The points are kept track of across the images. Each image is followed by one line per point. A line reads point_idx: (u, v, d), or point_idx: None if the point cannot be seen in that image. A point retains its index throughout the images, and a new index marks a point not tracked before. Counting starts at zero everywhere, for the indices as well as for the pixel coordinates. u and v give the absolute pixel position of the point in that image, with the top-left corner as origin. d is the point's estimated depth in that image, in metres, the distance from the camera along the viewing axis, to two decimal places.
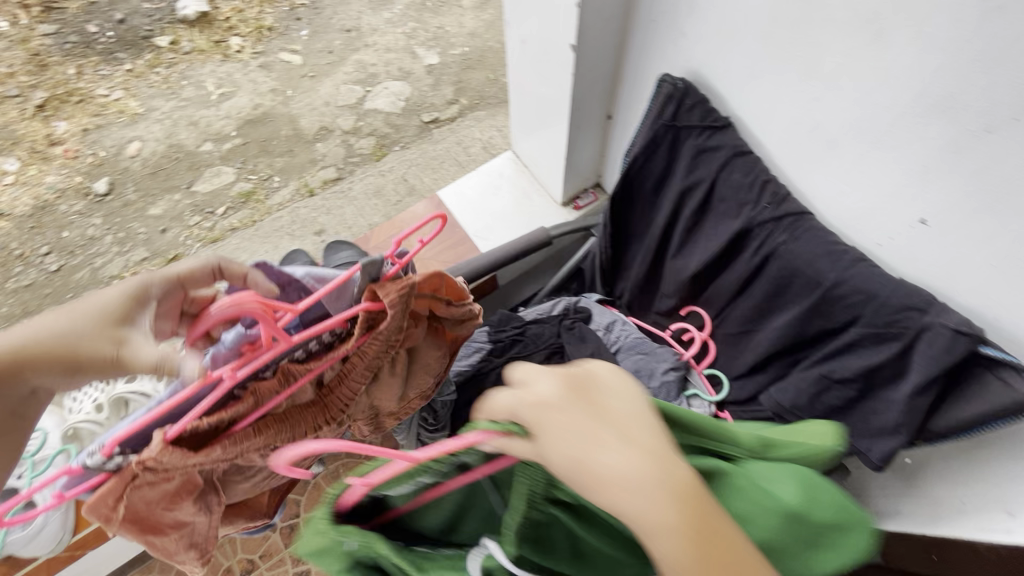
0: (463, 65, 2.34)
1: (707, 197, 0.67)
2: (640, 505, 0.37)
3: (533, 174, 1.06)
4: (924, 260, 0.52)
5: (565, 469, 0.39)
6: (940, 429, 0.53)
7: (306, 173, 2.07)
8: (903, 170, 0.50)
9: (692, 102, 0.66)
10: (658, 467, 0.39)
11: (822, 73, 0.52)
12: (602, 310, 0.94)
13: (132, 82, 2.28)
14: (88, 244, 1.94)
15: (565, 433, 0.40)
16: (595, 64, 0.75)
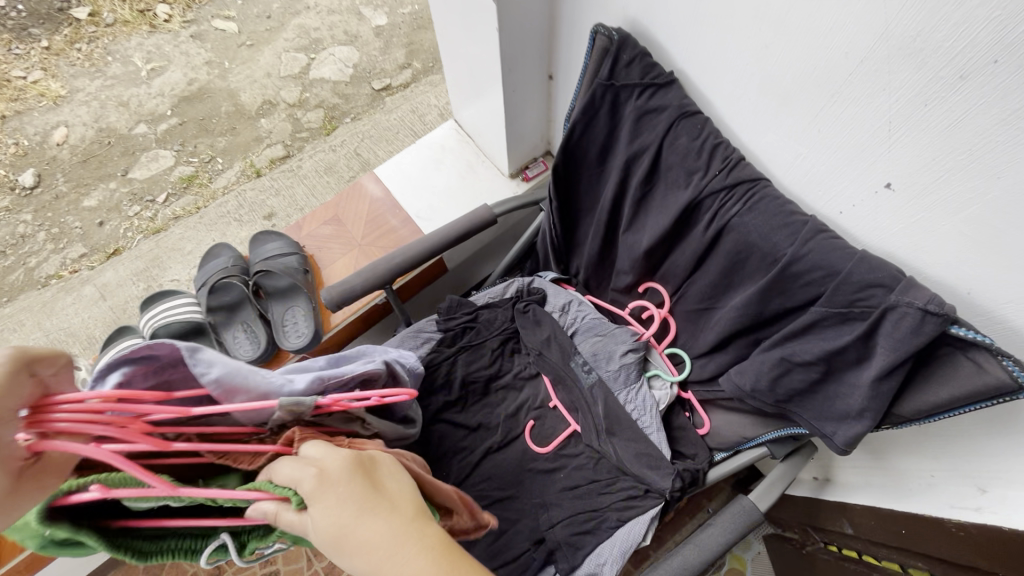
0: (414, 25, 2.18)
1: (654, 165, 0.60)
2: (398, 564, 0.38)
3: (478, 145, 0.97)
4: (889, 229, 0.46)
5: (330, 546, 0.39)
6: (906, 414, 0.49)
7: (251, 152, 1.93)
8: (864, 127, 0.43)
9: (630, 56, 0.57)
10: (411, 532, 0.39)
11: (771, 15, 0.44)
12: (557, 290, 0.88)
13: (51, 61, 2.08)
14: (18, 243, 1.80)
15: (331, 509, 0.39)
16: (524, 17, 0.65)
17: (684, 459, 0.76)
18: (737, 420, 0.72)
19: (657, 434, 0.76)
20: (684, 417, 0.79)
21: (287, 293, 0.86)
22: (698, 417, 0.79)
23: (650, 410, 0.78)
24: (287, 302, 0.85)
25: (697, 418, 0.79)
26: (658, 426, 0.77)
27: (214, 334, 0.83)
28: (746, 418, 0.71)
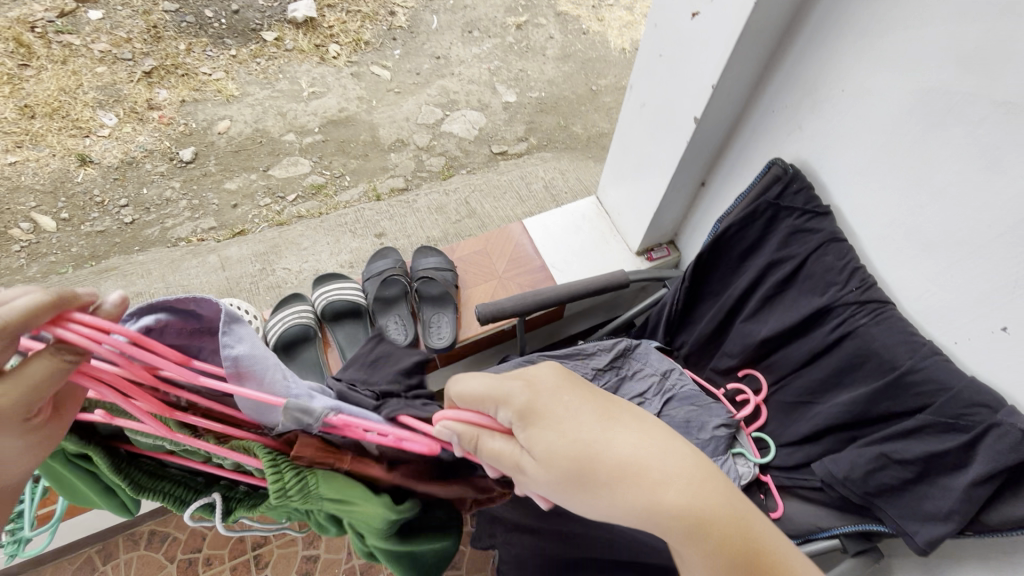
0: (537, 108, 2.47)
1: (795, 271, 0.74)
2: (626, 447, 0.46)
3: (613, 222, 1.14)
4: (999, 365, 0.58)
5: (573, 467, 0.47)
6: (993, 522, 0.58)
7: (375, 178, 2.17)
8: (993, 282, 0.56)
9: (798, 187, 0.74)
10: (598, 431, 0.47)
11: (931, 185, 0.59)
12: (661, 356, 0.97)
13: (233, 67, 2.40)
14: (163, 205, 2.01)
15: (551, 432, 0.48)
16: (708, 137, 0.84)
17: None
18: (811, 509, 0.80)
19: None
20: (759, 497, 0.83)
21: (438, 301, 1.02)
22: (770, 501, 0.82)
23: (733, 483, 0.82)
24: (435, 307, 1.01)
25: (769, 503, 0.82)
26: None
27: (371, 317, 1.00)
28: (822, 508, 0.78)
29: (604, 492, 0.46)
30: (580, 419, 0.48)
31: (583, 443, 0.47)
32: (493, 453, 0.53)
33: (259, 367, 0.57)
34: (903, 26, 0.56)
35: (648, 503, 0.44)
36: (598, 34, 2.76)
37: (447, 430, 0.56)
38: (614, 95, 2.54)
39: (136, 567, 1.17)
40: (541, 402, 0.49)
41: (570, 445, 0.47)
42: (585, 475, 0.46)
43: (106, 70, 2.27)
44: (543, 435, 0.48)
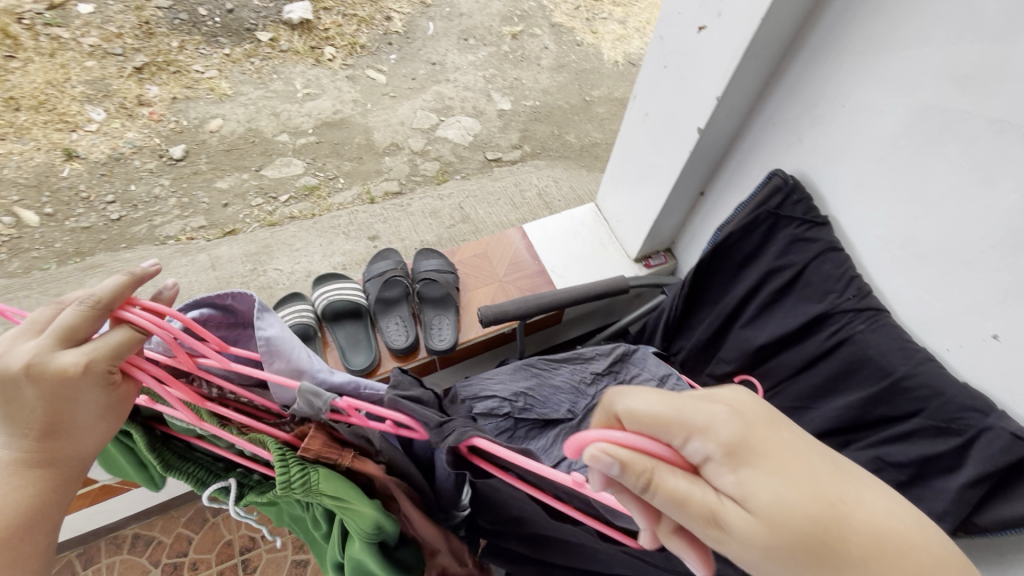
0: (532, 116, 2.49)
1: (794, 278, 0.77)
2: (868, 508, 0.39)
3: (612, 229, 1.16)
4: (989, 371, 0.61)
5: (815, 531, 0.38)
6: (984, 523, 0.60)
7: (369, 181, 2.15)
8: (984, 291, 0.59)
9: (798, 197, 0.76)
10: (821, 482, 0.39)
11: (927, 198, 0.62)
12: (659, 362, 0.96)
13: (227, 66, 2.38)
14: (151, 202, 1.97)
15: (777, 483, 0.38)
16: (710, 147, 0.86)
17: None
18: None
19: None
20: None
21: (439, 303, 1.03)
22: None
23: None
24: (436, 309, 1.02)
25: None
26: None
27: (372, 317, 1.01)
28: None
29: (839, 564, 0.38)
30: (808, 469, 0.40)
31: (822, 501, 0.38)
32: (676, 494, 0.40)
33: (286, 344, 0.64)
34: (902, 46, 0.59)
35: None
36: (592, 47, 2.80)
37: (605, 457, 0.40)
38: (607, 106, 2.58)
39: (119, 572, 1.13)
40: (750, 443, 0.39)
41: (802, 498, 0.38)
42: (821, 543, 0.38)
43: (96, 64, 2.23)
44: (767, 483, 0.38)
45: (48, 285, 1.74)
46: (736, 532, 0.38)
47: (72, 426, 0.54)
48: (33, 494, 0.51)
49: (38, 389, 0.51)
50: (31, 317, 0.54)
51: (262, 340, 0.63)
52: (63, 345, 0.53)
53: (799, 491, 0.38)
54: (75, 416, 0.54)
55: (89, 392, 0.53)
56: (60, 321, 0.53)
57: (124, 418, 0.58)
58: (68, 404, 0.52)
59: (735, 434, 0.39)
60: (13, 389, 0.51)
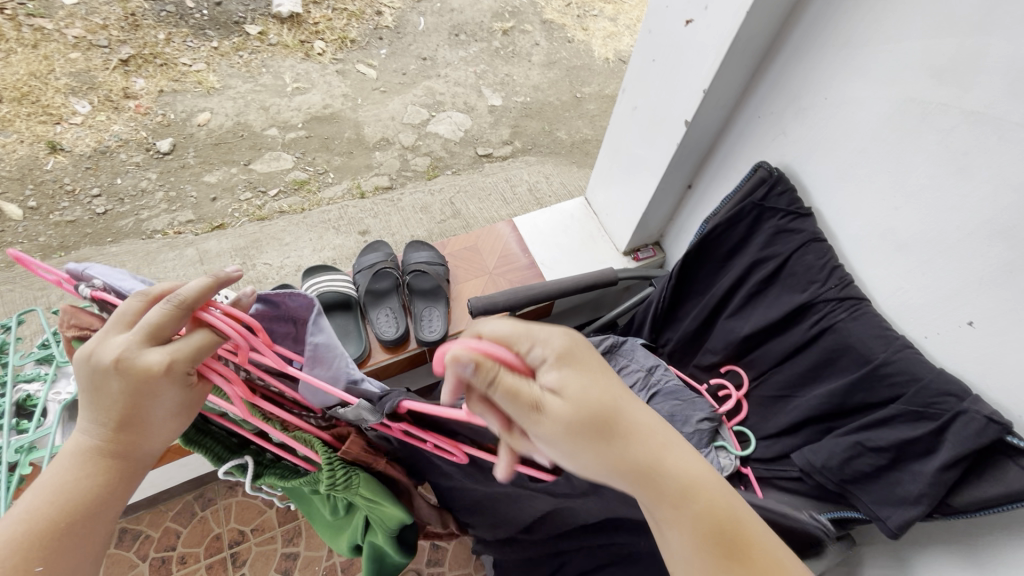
0: (522, 113, 2.49)
1: (778, 269, 0.78)
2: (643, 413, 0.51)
3: (601, 222, 1.17)
4: (965, 357, 0.62)
5: (601, 414, 0.48)
6: (959, 505, 0.61)
7: (360, 176, 2.15)
8: (961, 279, 0.60)
9: (782, 189, 0.78)
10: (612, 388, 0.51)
11: (906, 188, 0.63)
12: (647, 353, 0.98)
13: (215, 59, 2.35)
14: (138, 196, 1.95)
15: (584, 382, 0.49)
16: (697, 140, 0.87)
17: None
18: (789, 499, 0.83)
19: None
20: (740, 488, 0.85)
21: (430, 294, 1.03)
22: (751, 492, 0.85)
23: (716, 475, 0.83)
24: (426, 300, 1.02)
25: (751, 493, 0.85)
26: None
27: (361, 309, 1.01)
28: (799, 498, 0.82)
29: (619, 445, 0.49)
30: (605, 377, 0.51)
31: (610, 398, 0.50)
32: (511, 393, 0.47)
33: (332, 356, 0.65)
34: (883, 39, 0.60)
35: (655, 462, 0.49)
36: (583, 44, 2.81)
37: (465, 358, 0.46)
38: (597, 103, 2.59)
39: (105, 567, 1.12)
40: (575, 351, 0.51)
41: (597, 394, 0.49)
42: (609, 428, 0.49)
43: (81, 56, 2.20)
44: (575, 379, 0.49)
45: (32, 279, 1.71)
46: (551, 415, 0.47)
47: (147, 424, 0.54)
48: (103, 485, 0.52)
49: (124, 384, 0.51)
50: (119, 311, 0.54)
51: (310, 346, 0.64)
52: (148, 343, 0.53)
53: (596, 389, 0.49)
54: (151, 414, 0.54)
55: (168, 392, 0.54)
56: (150, 319, 0.53)
57: (195, 418, 0.58)
58: (148, 401, 0.53)
59: (563, 347, 0.50)
60: (103, 382, 0.51)
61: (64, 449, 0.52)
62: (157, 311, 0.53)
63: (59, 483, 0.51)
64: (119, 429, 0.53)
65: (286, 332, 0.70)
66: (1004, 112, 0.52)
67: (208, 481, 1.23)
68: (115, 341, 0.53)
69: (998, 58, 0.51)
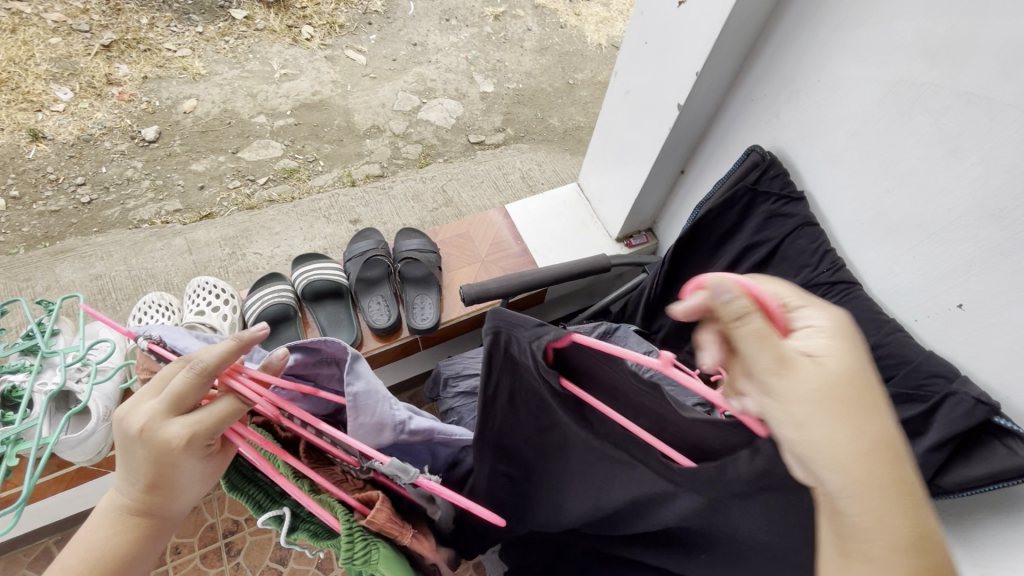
0: (515, 99, 2.47)
1: (770, 254, 0.78)
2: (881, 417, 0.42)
3: (594, 208, 1.17)
4: (954, 339, 0.63)
5: (852, 390, 0.41)
6: (947, 485, 0.62)
7: (350, 164, 2.12)
8: (951, 262, 0.61)
9: (775, 173, 0.77)
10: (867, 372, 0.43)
11: (898, 171, 0.63)
12: (639, 339, 0.98)
13: (200, 45, 2.30)
14: (124, 184, 1.91)
15: (848, 358, 0.43)
16: (689, 124, 0.87)
17: None
18: None
19: None
20: None
21: (422, 282, 1.02)
22: None
23: None
24: (418, 288, 1.01)
25: None
26: None
27: (353, 297, 1.00)
28: None
29: (858, 425, 0.41)
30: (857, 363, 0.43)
31: (864, 382, 0.42)
32: (748, 339, 0.44)
33: (375, 399, 0.59)
34: (875, 19, 0.60)
35: (869, 456, 0.41)
36: (575, 29, 2.78)
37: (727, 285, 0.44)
38: (590, 89, 2.56)
39: None
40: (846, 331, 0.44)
41: (857, 375, 0.42)
42: (844, 398, 0.41)
43: (61, 42, 2.14)
44: (835, 353, 0.43)
45: (16, 270, 1.68)
46: (781, 388, 0.43)
47: (174, 490, 0.51)
48: (128, 546, 0.50)
49: (146, 454, 0.48)
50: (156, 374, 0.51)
51: (349, 396, 0.56)
52: (171, 412, 0.49)
53: (860, 371, 0.43)
54: (179, 481, 0.51)
55: (190, 459, 0.50)
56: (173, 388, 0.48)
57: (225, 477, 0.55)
58: (174, 470, 0.49)
59: (831, 323, 0.44)
60: (130, 448, 0.48)
61: (99, 505, 0.50)
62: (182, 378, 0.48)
63: (92, 542, 0.49)
64: (149, 495, 0.50)
65: (330, 375, 0.64)
66: (995, 92, 0.52)
67: None
68: (145, 404, 0.49)
69: (989, 37, 0.51)
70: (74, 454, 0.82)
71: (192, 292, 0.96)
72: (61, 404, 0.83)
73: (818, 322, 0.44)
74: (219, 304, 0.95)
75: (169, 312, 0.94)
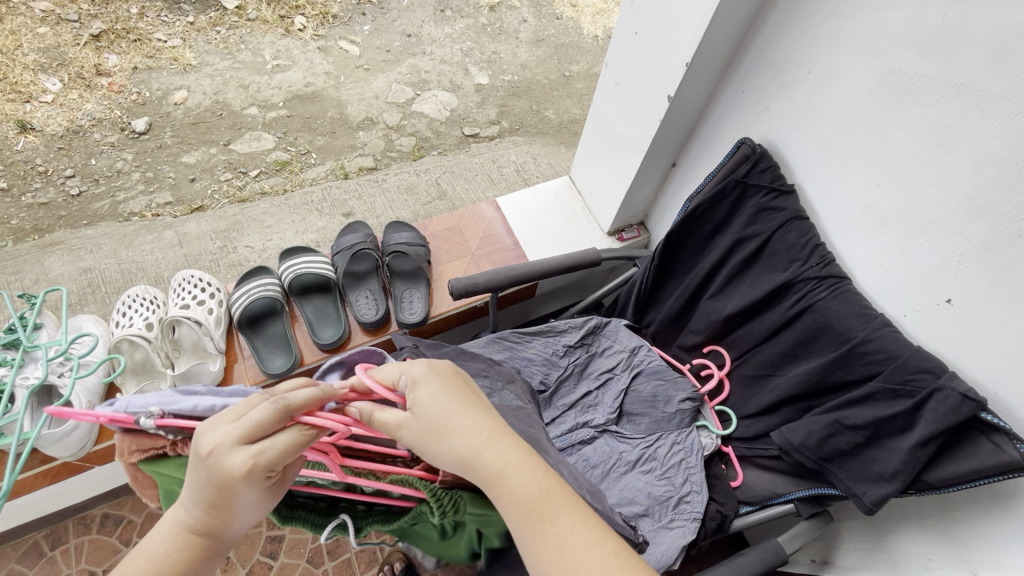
0: (510, 91, 2.44)
1: (760, 248, 0.77)
2: (472, 437, 0.50)
3: (585, 202, 1.16)
4: (942, 334, 0.62)
5: (428, 425, 0.50)
6: (933, 480, 0.62)
7: (343, 156, 2.10)
8: (940, 256, 0.60)
9: (765, 166, 0.76)
10: (459, 406, 0.52)
11: (888, 164, 0.62)
12: (630, 333, 0.98)
13: (191, 35, 2.27)
14: (114, 176, 1.89)
15: (437, 397, 0.52)
16: (680, 116, 0.86)
17: (712, 501, 0.83)
18: (770, 477, 0.83)
19: (699, 475, 0.84)
20: (721, 467, 0.87)
21: (411, 276, 1.01)
22: (732, 471, 0.87)
23: (696, 453, 0.86)
24: (407, 282, 1.01)
25: (731, 472, 0.87)
26: (702, 468, 0.84)
27: (341, 292, 0.99)
28: (779, 476, 0.82)
29: (432, 448, 0.50)
30: (463, 412, 0.52)
31: (445, 415, 0.51)
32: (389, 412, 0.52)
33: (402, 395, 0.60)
34: (868, 9, 0.59)
35: (497, 481, 0.49)
36: (572, 21, 2.75)
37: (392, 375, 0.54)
38: (586, 81, 2.54)
39: (88, 552, 1.08)
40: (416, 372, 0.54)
41: (437, 418, 0.51)
42: (436, 431, 0.50)
43: (50, 31, 2.11)
44: (419, 394, 0.52)
45: (5, 264, 1.67)
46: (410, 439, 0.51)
47: (228, 518, 0.49)
48: (180, 562, 0.49)
49: (207, 479, 0.46)
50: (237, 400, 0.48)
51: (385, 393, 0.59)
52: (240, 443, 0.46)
53: (453, 400, 0.52)
54: (236, 510, 0.48)
55: (249, 493, 0.47)
56: (251, 418, 0.46)
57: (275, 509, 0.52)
58: (231, 499, 0.47)
59: (422, 373, 0.54)
60: (197, 468, 0.46)
61: (167, 512, 0.50)
62: (260, 411, 0.47)
63: (158, 548, 0.49)
64: (207, 517, 0.48)
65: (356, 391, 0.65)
66: (987, 84, 0.51)
67: None
68: (220, 428, 0.47)
69: (983, 27, 0.50)
70: (57, 449, 0.82)
71: (177, 285, 0.95)
72: (42, 397, 0.82)
73: (414, 377, 0.53)
74: (205, 298, 0.94)
75: (154, 305, 0.93)
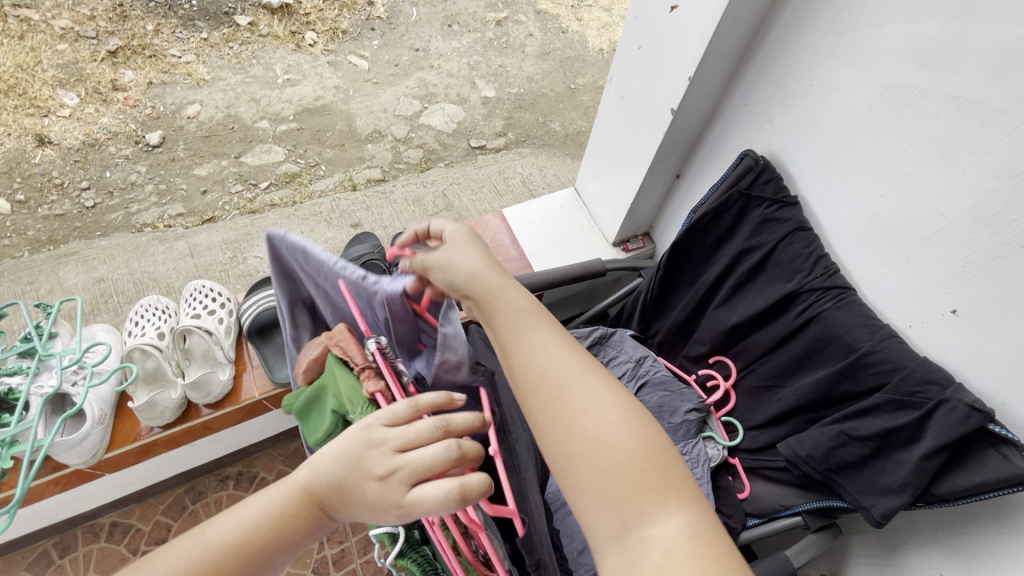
0: (516, 104, 2.47)
1: (765, 258, 0.78)
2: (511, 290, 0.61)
3: (591, 214, 1.17)
4: (947, 345, 0.62)
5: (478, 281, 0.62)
6: (942, 492, 0.61)
7: (352, 168, 2.13)
8: (944, 267, 0.60)
9: (768, 177, 0.77)
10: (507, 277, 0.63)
11: (890, 175, 0.63)
12: (635, 343, 0.98)
13: (205, 51, 2.32)
14: (128, 189, 1.93)
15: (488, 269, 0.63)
16: (684, 128, 0.87)
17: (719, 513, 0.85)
18: (776, 489, 0.83)
19: (705, 488, 0.84)
20: (727, 478, 0.88)
21: None
22: (739, 482, 0.88)
23: (702, 464, 0.86)
24: None
25: (739, 483, 0.88)
26: (708, 480, 0.85)
27: None
28: (786, 488, 0.82)
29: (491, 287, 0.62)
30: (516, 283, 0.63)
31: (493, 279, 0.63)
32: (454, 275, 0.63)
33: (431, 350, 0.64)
34: (867, 24, 0.59)
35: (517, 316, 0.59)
36: (577, 34, 2.79)
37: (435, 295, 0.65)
38: (592, 94, 2.57)
39: (96, 561, 1.09)
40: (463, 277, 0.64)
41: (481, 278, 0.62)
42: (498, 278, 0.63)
43: (68, 48, 2.17)
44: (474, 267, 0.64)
45: (20, 274, 1.70)
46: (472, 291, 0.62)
47: (346, 505, 0.50)
48: (288, 519, 0.51)
49: (358, 475, 0.50)
50: (408, 414, 0.52)
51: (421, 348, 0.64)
52: (405, 465, 0.49)
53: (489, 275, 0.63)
54: (349, 509, 0.51)
55: (382, 514, 0.50)
56: (426, 454, 0.49)
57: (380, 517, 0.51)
58: (362, 506, 0.50)
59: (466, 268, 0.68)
60: (360, 460, 0.50)
61: (298, 468, 0.53)
62: (427, 436, 0.51)
63: (275, 501, 0.52)
64: (329, 494, 0.51)
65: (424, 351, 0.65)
66: (986, 97, 0.51)
67: (198, 475, 1.20)
68: (394, 440, 0.50)
69: (979, 41, 0.51)
70: (69, 456, 0.83)
71: (189, 295, 0.97)
72: (59, 404, 0.84)
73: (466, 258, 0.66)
74: (216, 308, 0.96)
75: (168, 315, 0.95)
